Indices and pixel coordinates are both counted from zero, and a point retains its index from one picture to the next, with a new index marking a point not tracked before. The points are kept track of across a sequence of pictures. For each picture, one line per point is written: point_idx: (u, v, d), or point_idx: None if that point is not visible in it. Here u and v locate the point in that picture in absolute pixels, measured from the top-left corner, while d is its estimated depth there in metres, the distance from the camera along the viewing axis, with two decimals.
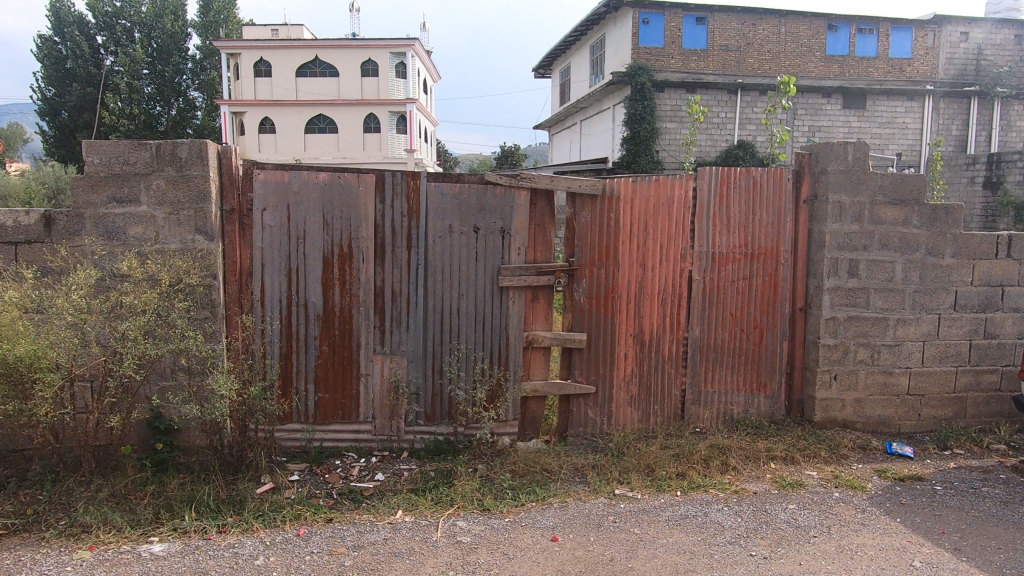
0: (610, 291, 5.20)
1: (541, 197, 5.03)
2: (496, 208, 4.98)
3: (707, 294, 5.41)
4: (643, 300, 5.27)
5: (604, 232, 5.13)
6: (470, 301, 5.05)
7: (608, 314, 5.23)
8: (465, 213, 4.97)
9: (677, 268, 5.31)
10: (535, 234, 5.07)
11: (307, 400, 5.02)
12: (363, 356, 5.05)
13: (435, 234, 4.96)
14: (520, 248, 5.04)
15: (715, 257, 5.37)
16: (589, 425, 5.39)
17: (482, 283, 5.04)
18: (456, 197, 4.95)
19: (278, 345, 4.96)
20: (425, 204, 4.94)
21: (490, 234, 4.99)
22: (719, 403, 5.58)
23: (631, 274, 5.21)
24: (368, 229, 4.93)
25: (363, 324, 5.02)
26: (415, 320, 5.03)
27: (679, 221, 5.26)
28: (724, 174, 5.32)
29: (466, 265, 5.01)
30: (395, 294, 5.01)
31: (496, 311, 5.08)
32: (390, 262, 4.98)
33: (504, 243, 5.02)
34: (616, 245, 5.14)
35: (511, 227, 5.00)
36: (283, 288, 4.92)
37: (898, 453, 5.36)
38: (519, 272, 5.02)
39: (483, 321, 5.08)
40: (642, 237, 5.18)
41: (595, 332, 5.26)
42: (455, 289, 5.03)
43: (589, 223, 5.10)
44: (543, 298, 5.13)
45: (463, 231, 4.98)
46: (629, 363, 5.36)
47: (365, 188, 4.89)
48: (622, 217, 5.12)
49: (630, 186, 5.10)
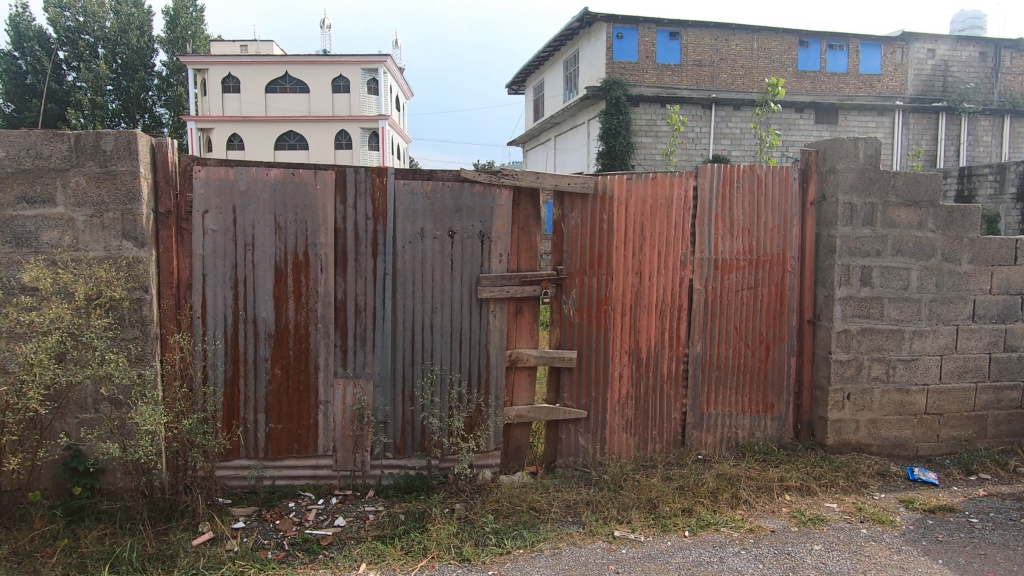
0: (603, 303, 4.61)
1: (525, 197, 4.44)
2: (474, 210, 4.38)
3: (709, 305, 4.85)
4: (639, 313, 4.69)
5: (596, 237, 4.52)
6: (445, 316, 4.43)
7: (601, 329, 4.65)
8: (439, 215, 4.36)
9: (677, 277, 4.73)
10: (518, 239, 4.47)
11: (257, 433, 4.36)
12: (322, 379, 4.41)
13: (405, 239, 4.34)
14: (502, 255, 4.43)
15: (719, 264, 4.81)
16: (580, 454, 4.80)
17: (459, 295, 4.42)
18: (429, 197, 4.34)
19: (223, 369, 4.29)
20: (392, 206, 4.31)
21: (467, 240, 4.39)
22: (722, 427, 5.05)
23: (626, 284, 4.62)
24: (327, 234, 4.29)
25: (322, 343, 4.38)
26: (381, 338, 4.40)
27: (679, 224, 4.67)
28: (728, 171, 4.77)
29: (440, 275, 4.40)
30: (358, 308, 4.38)
31: (475, 327, 4.47)
32: (353, 272, 4.34)
33: (483, 249, 4.41)
34: (610, 252, 4.55)
35: (492, 231, 4.40)
36: (228, 303, 4.27)
37: (922, 480, 4.84)
38: (500, 282, 4.41)
39: (460, 338, 4.46)
40: (639, 242, 4.60)
41: (587, 349, 4.67)
42: (427, 302, 4.41)
43: (579, 226, 4.49)
44: (528, 311, 4.53)
45: (437, 236, 4.36)
46: (624, 384, 4.79)
47: (323, 187, 4.26)
48: (617, 220, 4.53)
49: (625, 185, 4.51)
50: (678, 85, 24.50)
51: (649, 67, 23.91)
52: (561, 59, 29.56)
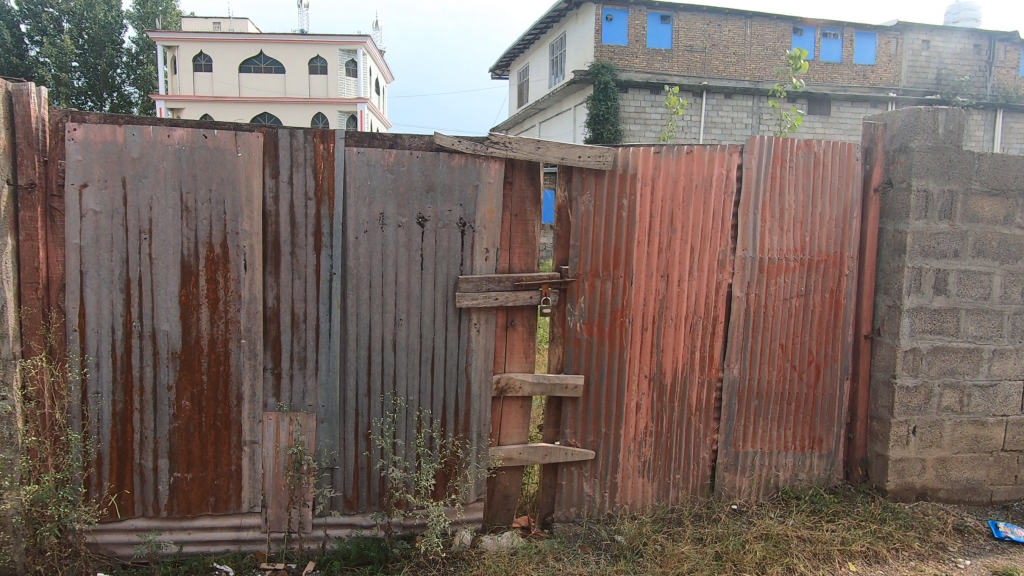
0: (618, 314, 3.54)
1: (520, 173, 3.34)
2: (451, 189, 3.27)
3: (750, 318, 3.81)
4: (664, 328, 3.64)
5: (613, 228, 3.42)
6: (412, 332, 3.34)
7: (615, 348, 3.59)
8: (404, 195, 3.24)
9: (713, 281, 3.67)
10: (511, 230, 3.37)
11: (157, 486, 3.25)
12: (247, 413, 3.31)
13: (358, 227, 3.23)
14: (487, 251, 3.34)
15: (764, 265, 3.76)
16: (583, 506, 3.77)
17: (429, 303, 3.33)
18: (390, 170, 3.22)
19: (109, 401, 3.17)
20: (342, 182, 3.19)
21: (441, 230, 3.28)
22: (759, 467, 4.06)
23: (649, 291, 3.56)
24: (252, 219, 3.17)
25: (245, 366, 3.27)
26: (325, 359, 3.31)
27: (718, 212, 3.58)
28: (780, 146, 3.70)
29: (406, 277, 3.29)
30: (295, 320, 3.27)
31: (452, 346, 3.39)
32: (288, 272, 3.23)
33: (463, 242, 3.31)
34: (630, 248, 3.46)
35: (475, 218, 3.30)
36: (116, 312, 3.14)
37: (1011, 540, 3.87)
38: (486, 286, 3.32)
39: (431, 360, 3.38)
40: (667, 236, 3.51)
41: (597, 373, 3.61)
42: (387, 312, 3.31)
43: (591, 213, 3.38)
44: (521, 324, 3.45)
45: (401, 224, 3.25)
46: (642, 418, 3.75)
47: (247, 156, 3.14)
48: (640, 206, 3.43)
49: (651, 160, 3.41)
50: (669, 71, 23.49)
51: (638, 51, 22.83)
52: (546, 43, 28.39)
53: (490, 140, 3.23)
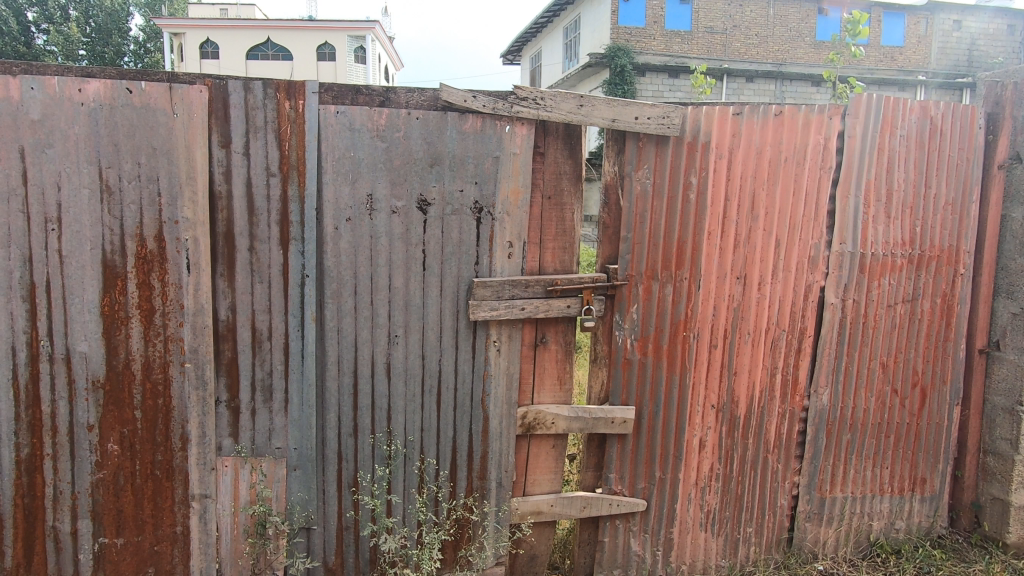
0: (681, 328, 2.72)
1: (554, 141, 2.49)
2: (463, 163, 2.42)
3: (846, 330, 2.97)
4: (738, 344, 2.81)
5: (677, 215, 2.58)
6: (411, 353, 2.53)
7: (675, 371, 2.78)
8: (399, 171, 2.39)
9: (802, 285, 2.83)
10: (541, 218, 2.53)
11: (78, 555, 2.47)
12: (195, 459, 2.51)
13: (337, 215, 2.39)
14: (510, 246, 2.51)
15: (865, 263, 2.92)
16: (630, 569, 2.97)
17: (433, 316, 2.51)
18: (380, 136, 2.36)
19: (10, 446, 2.37)
20: (314, 154, 2.34)
21: (450, 219, 2.45)
22: (849, 516, 3.23)
23: (719, 298, 2.73)
24: (196, 204, 2.35)
25: (192, 398, 2.47)
26: (297, 389, 2.51)
27: (812, 195, 2.73)
28: (892, 108, 2.83)
29: (402, 281, 2.47)
30: (257, 337, 2.47)
31: (463, 371, 2.58)
32: (245, 274, 2.42)
33: (479, 235, 2.48)
34: (698, 242, 2.63)
35: (494, 201, 2.46)
36: (16, 329, 2.32)
37: None
38: (509, 292, 2.50)
39: (436, 390, 2.57)
40: (747, 225, 2.67)
41: (650, 403, 2.80)
42: (378, 328, 2.49)
43: (648, 195, 2.54)
44: (554, 341, 2.63)
45: (396, 210, 2.41)
46: (706, 458, 2.94)
47: (187, 118, 2.30)
48: (713, 187, 2.59)
49: (729, 124, 2.56)
50: (689, 53, 22.44)
51: (656, 33, 21.74)
52: (559, 26, 27.37)
53: (515, 96, 2.38)
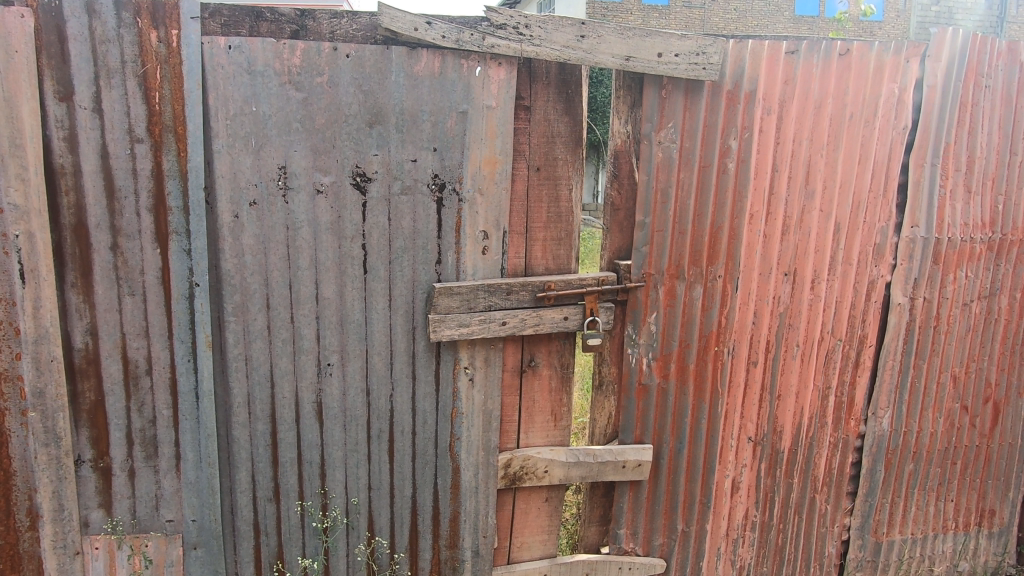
0: (712, 341, 2.06)
1: (543, 90, 1.78)
2: (416, 121, 1.70)
3: (913, 338, 2.33)
4: (782, 359, 2.16)
5: (711, 193, 1.91)
6: (350, 388, 1.84)
7: (703, 397, 2.13)
8: (323, 134, 1.67)
9: (864, 281, 2.18)
10: (527, 198, 1.83)
11: None
12: (51, 543, 1.79)
13: (236, 197, 1.66)
14: (484, 238, 1.81)
15: (940, 252, 2.28)
16: None
17: (379, 336, 1.81)
18: (294, 83, 1.63)
19: None
20: (198, 109, 1.61)
21: (399, 201, 1.73)
22: (907, 563, 2.62)
23: (761, 302, 2.07)
24: (27, 182, 1.58)
25: (39, 460, 1.73)
26: (191, 442, 1.80)
27: (882, 164, 2.07)
28: (979, 49, 2.15)
29: (334, 289, 1.76)
30: (132, 372, 1.74)
31: (423, 409, 1.89)
32: (108, 283, 1.68)
33: (441, 223, 1.77)
34: (737, 229, 1.96)
35: (461, 175, 1.75)
36: None
37: None
38: (485, 302, 1.81)
39: (387, 436, 1.89)
40: (800, 205, 2.01)
41: (672, 440, 2.15)
42: (302, 356, 1.79)
43: (672, 166, 1.87)
44: (546, 364, 1.95)
45: (322, 189, 1.69)
46: (740, 504, 2.30)
47: (2, 54, 1.53)
48: (758, 153, 1.92)
49: (780, 68, 1.88)
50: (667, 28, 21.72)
51: (634, 6, 20.91)
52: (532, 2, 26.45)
53: (488, 23, 1.67)
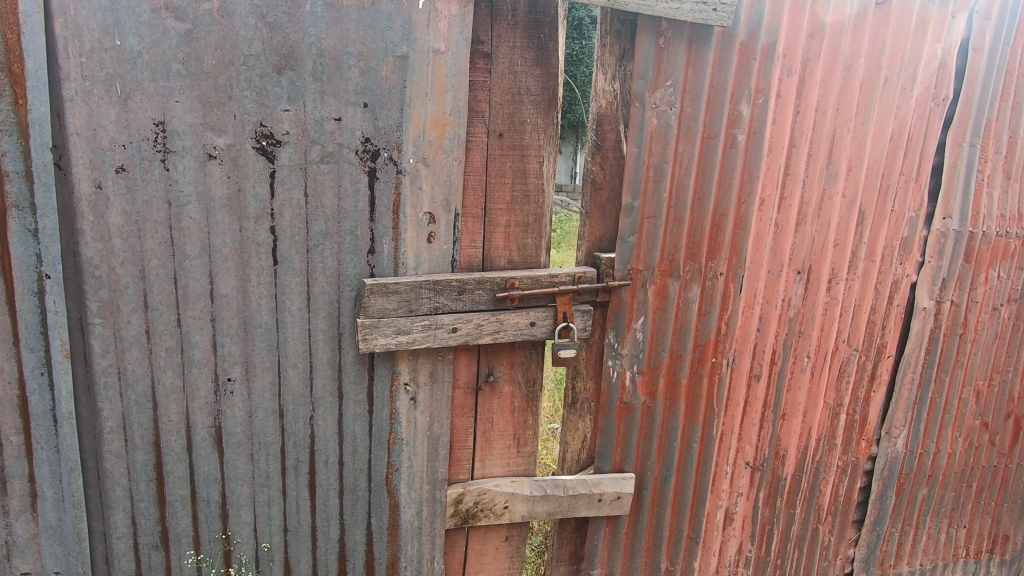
0: (709, 351, 1.71)
1: (508, 33, 1.39)
2: (340, 66, 1.30)
3: (937, 347, 2.01)
4: (789, 372, 1.82)
5: (717, 171, 1.54)
6: (258, 409, 1.45)
7: (696, 417, 1.78)
8: (215, 80, 1.26)
9: (887, 282, 1.84)
10: (485, 171, 1.44)
11: None
12: None
13: (96, 161, 1.25)
14: (430, 221, 1.42)
15: (972, 248, 1.94)
16: None
17: (295, 345, 1.43)
18: (173, 9, 1.21)
19: None
20: (39, 40, 1.17)
21: (318, 171, 1.34)
22: None
23: (768, 306, 1.73)
24: None
25: None
26: (49, 477, 1.37)
27: (915, 142, 1.72)
28: None
29: (234, 285, 1.37)
30: None
31: (352, 435, 1.51)
32: None
33: (374, 202, 1.38)
34: (745, 216, 1.60)
35: (400, 140, 1.36)
36: None
37: None
38: (430, 303, 1.43)
39: (306, 468, 1.51)
40: (820, 189, 1.66)
41: (658, 467, 1.80)
42: (194, 369, 1.39)
43: (669, 135, 1.49)
44: (508, 379, 1.58)
45: (215, 154, 1.29)
46: (733, 538, 1.97)
47: None
48: (774, 124, 1.55)
49: (806, 16, 1.51)
50: None
51: None
52: None
53: None
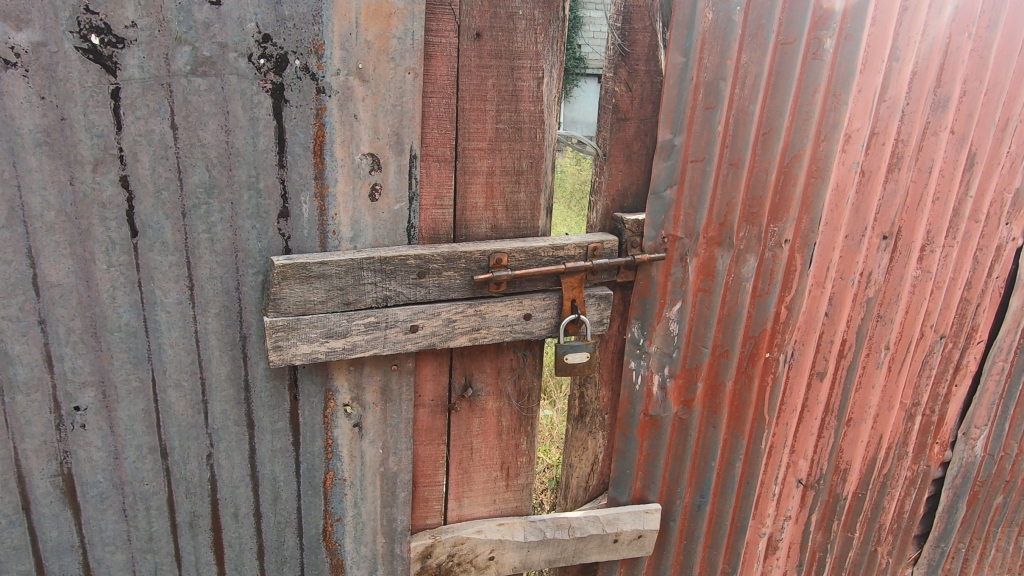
0: (764, 345, 1.27)
1: None
2: None
3: None
4: (860, 368, 1.39)
5: (792, 95, 1.07)
6: (127, 448, 0.99)
7: (741, 429, 1.35)
8: None
9: (991, 248, 1.40)
10: (456, 90, 0.96)
11: None
12: None
13: None
14: (371, 168, 0.94)
15: None
16: None
17: (175, 355, 0.96)
18: None
19: None
20: None
21: (189, 89, 0.84)
22: None
23: (842, 282, 1.28)
24: None
25: None
26: None
27: None
28: None
29: (69, 269, 0.88)
30: None
31: (272, 477, 1.06)
32: None
33: (283, 137, 0.89)
34: (825, 161, 1.14)
35: (320, 39, 0.87)
36: None
37: None
38: (377, 291, 0.96)
39: (208, 524, 1.06)
40: (923, 123, 1.20)
41: (691, 492, 1.38)
42: (19, 398, 0.91)
43: (731, 38, 1.01)
44: (491, 392, 1.13)
45: (14, 58, 0.78)
46: (777, 570, 1.57)
47: None
48: (873, 25, 1.08)
49: None
50: None
51: None
52: None
53: None
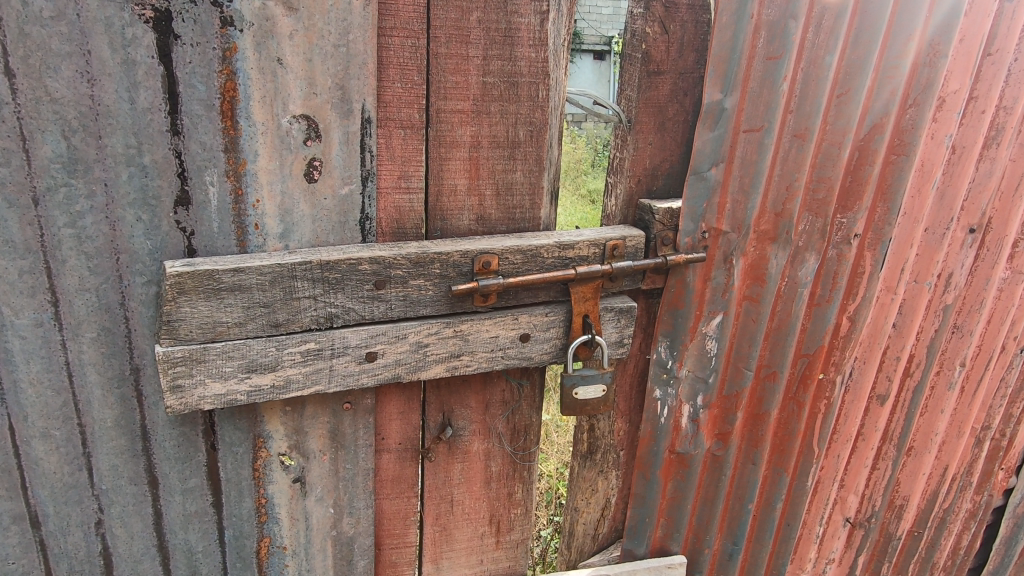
0: (818, 364, 1.02)
1: None
2: None
3: None
4: (927, 389, 1.14)
5: (878, 44, 0.81)
6: None
7: (786, 465, 1.10)
8: None
9: None
10: (427, 27, 0.68)
11: None
12: None
13: None
14: (306, 136, 0.66)
15: None
16: None
17: (38, 397, 0.68)
18: None
19: None
20: None
21: (26, 14, 0.56)
22: None
23: (916, 287, 1.02)
24: None
25: None
26: None
27: None
28: None
29: None
30: None
31: (188, 548, 0.80)
32: None
33: (174, 90, 0.62)
34: (913, 134, 0.87)
35: None
36: None
37: None
38: (316, 308, 0.70)
39: None
40: None
41: (722, 539, 1.13)
42: None
43: None
44: (476, 432, 0.88)
45: None
46: None
47: None
48: None
49: None
50: None
51: None
52: None
53: None
